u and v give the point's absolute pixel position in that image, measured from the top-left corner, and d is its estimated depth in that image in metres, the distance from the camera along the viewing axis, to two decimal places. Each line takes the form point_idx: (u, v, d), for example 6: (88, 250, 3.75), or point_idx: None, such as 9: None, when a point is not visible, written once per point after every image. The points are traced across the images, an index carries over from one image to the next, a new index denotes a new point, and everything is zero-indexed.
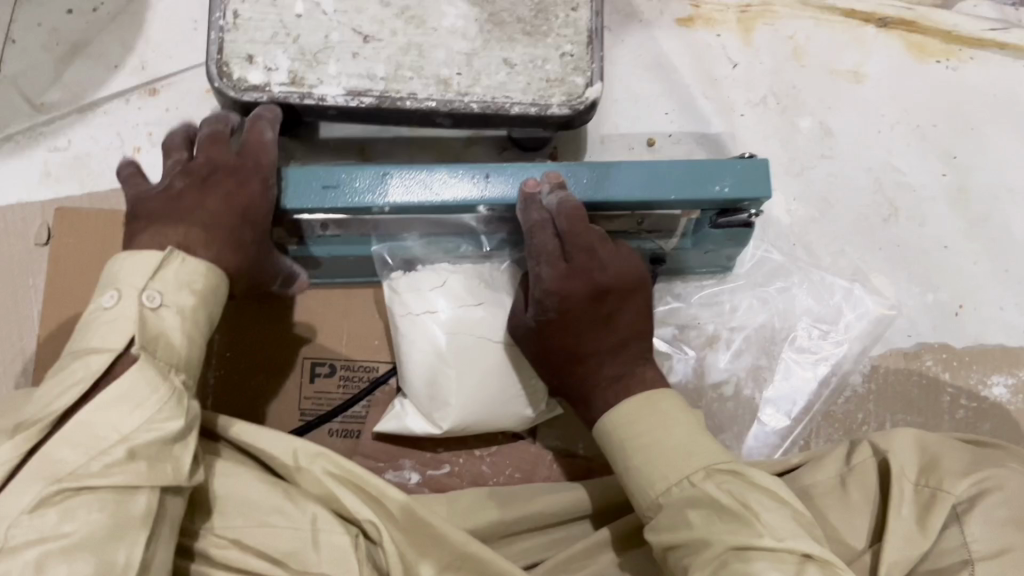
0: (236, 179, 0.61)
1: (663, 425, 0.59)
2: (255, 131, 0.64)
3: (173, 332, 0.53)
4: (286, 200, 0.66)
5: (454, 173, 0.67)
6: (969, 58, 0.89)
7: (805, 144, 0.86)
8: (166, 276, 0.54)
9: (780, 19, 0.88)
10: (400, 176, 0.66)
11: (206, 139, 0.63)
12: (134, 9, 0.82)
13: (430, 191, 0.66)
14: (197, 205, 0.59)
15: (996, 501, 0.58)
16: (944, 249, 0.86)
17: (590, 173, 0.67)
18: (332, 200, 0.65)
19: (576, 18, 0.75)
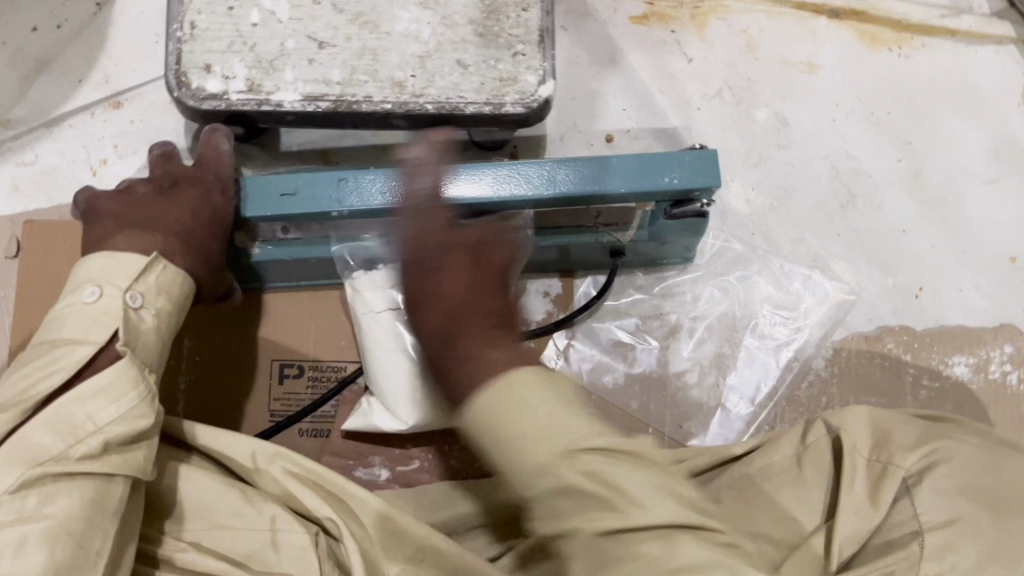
0: (199, 188, 0.61)
1: (529, 406, 0.46)
2: (208, 141, 0.64)
3: (150, 333, 0.54)
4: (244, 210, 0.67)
5: None
6: (920, 46, 0.91)
7: (762, 135, 0.88)
8: (148, 280, 0.55)
9: (732, 13, 0.90)
10: (357, 179, 0.66)
11: (159, 160, 0.64)
12: (96, 24, 0.84)
13: (384, 195, 0.67)
14: (167, 212, 0.60)
15: (943, 473, 0.56)
16: (902, 233, 0.87)
17: (540, 170, 0.69)
18: (288, 207, 0.66)
19: (527, 18, 0.77)
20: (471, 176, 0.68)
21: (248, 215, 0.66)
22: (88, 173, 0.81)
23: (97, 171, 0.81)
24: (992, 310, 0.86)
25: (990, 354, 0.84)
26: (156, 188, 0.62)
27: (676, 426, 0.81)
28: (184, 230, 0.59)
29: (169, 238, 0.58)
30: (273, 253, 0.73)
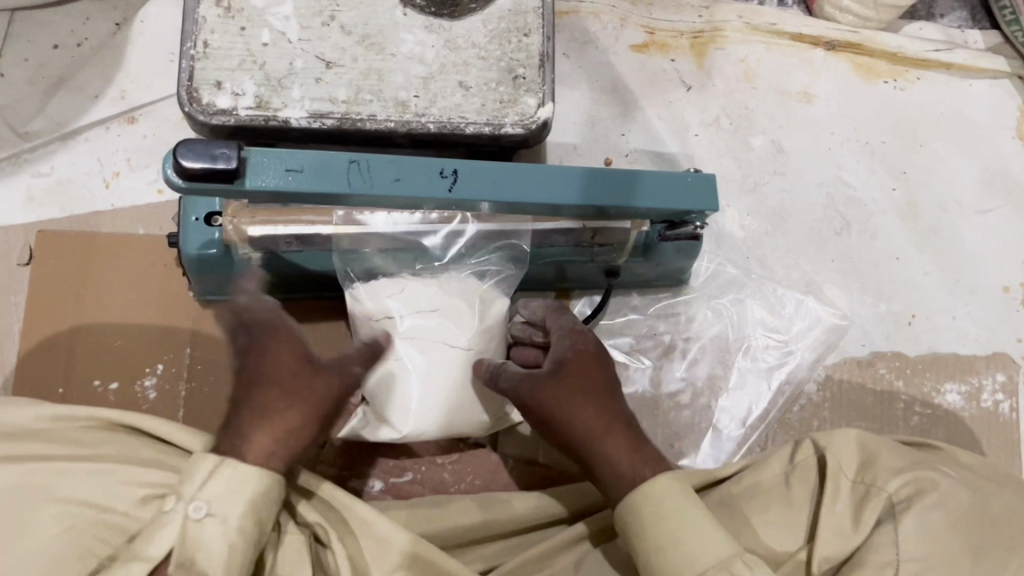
0: (325, 381, 0.59)
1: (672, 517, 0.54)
2: (222, 155, 0.60)
3: (217, 543, 0.50)
4: (246, 179, 0.62)
5: (423, 166, 0.66)
6: (916, 78, 0.93)
7: (758, 162, 0.90)
8: (216, 486, 0.51)
9: (730, 43, 0.92)
10: (370, 163, 0.65)
11: (282, 345, 0.59)
12: (114, 42, 0.87)
13: (396, 182, 0.65)
14: (288, 419, 0.56)
15: (930, 504, 0.59)
16: (895, 261, 0.88)
17: (551, 172, 0.69)
18: (297, 183, 0.63)
19: (528, 43, 0.79)
20: (487, 170, 0.68)
21: (252, 185, 0.62)
22: (101, 185, 0.84)
23: (111, 184, 0.84)
24: (985, 339, 0.87)
25: (982, 382, 0.85)
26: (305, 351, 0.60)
27: (668, 445, 0.82)
28: (298, 432, 0.56)
29: (303, 430, 0.57)
30: (275, 263, 0.76)
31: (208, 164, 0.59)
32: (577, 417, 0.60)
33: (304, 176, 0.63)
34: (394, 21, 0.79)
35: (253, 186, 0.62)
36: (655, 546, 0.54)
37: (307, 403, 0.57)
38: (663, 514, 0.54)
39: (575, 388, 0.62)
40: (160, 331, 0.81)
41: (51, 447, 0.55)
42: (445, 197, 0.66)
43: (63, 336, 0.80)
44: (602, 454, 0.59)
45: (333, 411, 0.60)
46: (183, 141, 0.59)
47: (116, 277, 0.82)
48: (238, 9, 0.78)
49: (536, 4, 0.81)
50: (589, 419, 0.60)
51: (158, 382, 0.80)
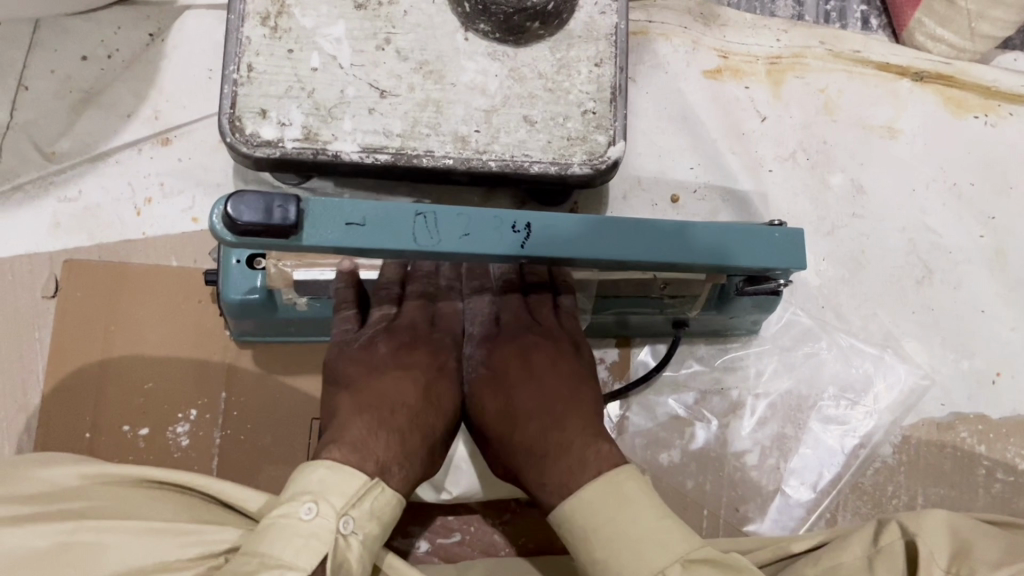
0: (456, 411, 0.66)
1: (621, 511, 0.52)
2: (279, 208, 0.55)
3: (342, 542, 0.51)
4: (303, 236, 0.57)
5: (494, 220, 0.61)
6: (1008, 114, 0.86)
7: (836, 202, 0.83)
8: (363, 506, 0.52)
9: (810, 71, 0.85)
10: (437, 216, 0.59)
11: (425, 354, 0.66)
12: (148, 55, 0.81)
13: (464, 237, 0.60)
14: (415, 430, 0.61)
15: None
16: (980, 314, 0.82)
17: (631, 229, 0.63)
18: (357, 239, 0.58)
19: (599, 74, 0.73)
20: (563, 224, 0.62)
21: (308, 239, 0.57)
22: (132, 211, 0.78)
23: (142, 210, 0.79)
24: None
25: None
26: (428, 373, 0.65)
27: (733, 509, 0.76)
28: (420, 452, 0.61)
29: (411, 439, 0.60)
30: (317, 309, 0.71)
31: (263, 219, 0.55)
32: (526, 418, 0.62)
33: (367, 230, 0.58)
34: (455, 46, 0.72)
35: (311, 242, 0.57)
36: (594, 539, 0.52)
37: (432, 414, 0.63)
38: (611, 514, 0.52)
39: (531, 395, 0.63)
40: (193, 373, 0.76)
41: (99, 508, 0.55)
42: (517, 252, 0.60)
43: (90, 376, 0.75)
44: (556, 446, 0.59)
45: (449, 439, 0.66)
46: (235, 191, 0.55)
47: (147, 313, 0.77)
48: (286, 29, 0.71)
49: (609, 30, 0.74)
50: (536, 402, 0.63)
51: (190, 429, 0.75)
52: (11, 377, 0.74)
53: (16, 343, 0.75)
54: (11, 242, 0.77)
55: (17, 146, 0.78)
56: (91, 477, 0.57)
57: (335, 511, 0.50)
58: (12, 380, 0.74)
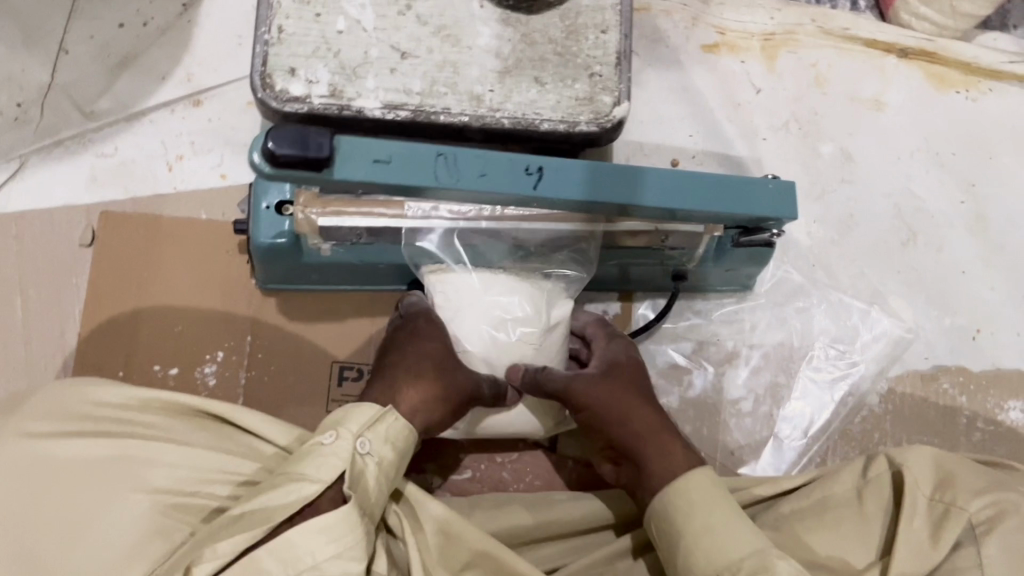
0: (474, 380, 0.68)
1: (713, 498, 0.60)
2: (314, 141, 0.62)
3: (361, 469, 0.55)
4: (335, 168, 0.64)
5: (509, 164, 0.66)
6: (988, 90, 0.91)
7: (826, 169, 0.89)
8: (378, 429, 0.57)
9: (802, 47, 0.91)
10: (456, 158, 0.65)
11: (433, 333, 0.69)
12: (181, 23, 0.86)
13: (481, 179, 0.66)
14: (423, 389, 0.65)
15: (1013, 525, 0.61)
16: (961, 274, 0.87)
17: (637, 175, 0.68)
18: (383, 175, 0.64)
19: (605, 40, 0.78)
20: (573, 168, 0.67)
21: (339, 174, 0.64)
22: (164, 167, 0.83)
23: (173, 167, 0.84)
24: None
25: None
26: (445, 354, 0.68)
27: (728, 452, 0.81)
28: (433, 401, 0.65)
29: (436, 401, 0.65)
30: (340, 254, 0.74)
31: (299, 150, 0.62)
32: (632, 411, 0.66)
33: (391, 168, 0.65)
34: (471, 13, 0.78)
35: (340, 176, 0.64)
36: (689, 526, 0.60)
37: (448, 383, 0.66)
38: (704, 500, 0.60)
39: (626, 388, 0.67)
40: (221, 318, 0.80)
41: (142, 429, 0.58)
42: (529, 194, 0.66)
43: (126, 319, 0.79)
44: (653, 446, 0.64)
45: (465, 403, 0.67)
46: (273, 127, 0.62)
47: (179, 261, 0.81)
48: None
49: (614, 0, 0.79)
50: (628, 401, 0.67)
51: (217, 369, 0.79)
52: (49, 320, 0.79)
53: (54, 287, 0.80)
54: (51, 194, 0.82)
55: (57, 106, 0.83)
56: (139, 399, 0.59)
57: (349, 434, 0.56)
58: (51, 322, 0.79)
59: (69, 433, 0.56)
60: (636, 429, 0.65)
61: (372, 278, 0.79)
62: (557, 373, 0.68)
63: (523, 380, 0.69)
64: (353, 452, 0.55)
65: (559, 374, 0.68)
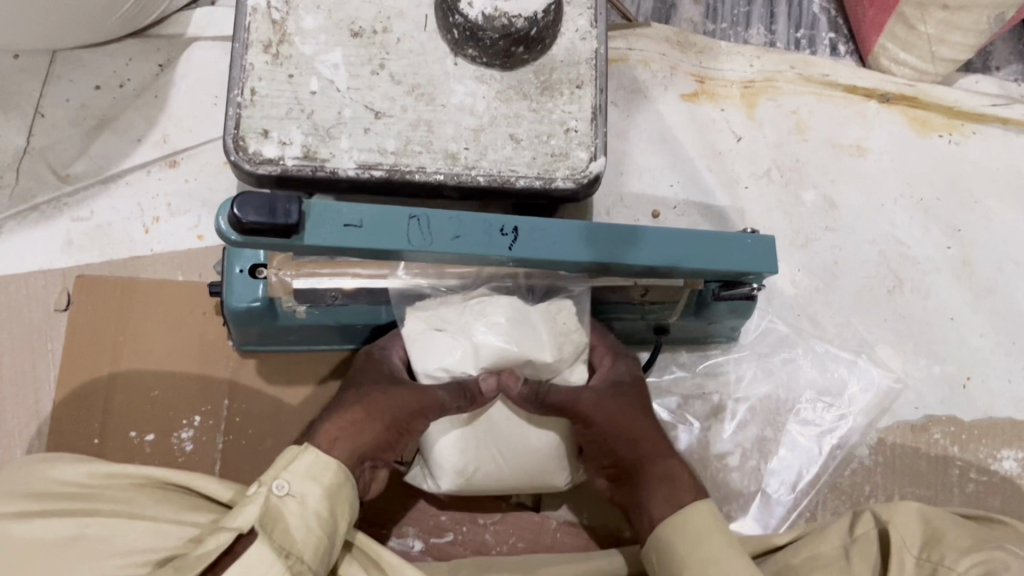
0: (417, 392, 0.65)
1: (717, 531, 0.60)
2: (282, 208, 0.58)
3: (286, 508, 0.56)
4: (304, 235, 0.60)
5: (485, 225, 0.64)
6: (971, 133, 0.91)
7: (809, 216, 0.88)
8: (296, 467, 0.58)
9: (783, 94, 0.90)
10: (430, 220, 0.63)
11: (374, 373, 0.68)
12: (157, 84, 0.86)
13: (457, 241, 0.63)
14: (348, 416, 0.64)
15: None
16: (950, 321, 0.86)
17: (622, 236, 0.66)
18: (354, 239, 0.61)
19: (581, 95, 0.78)
20: (552, 229, 0.65)
21: (309, 241, 0.60)
22: (141, 229, 0.83)
23: (150, 229, 0.83)
24: None
25: None
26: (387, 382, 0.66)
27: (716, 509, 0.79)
28: (355, 425, 0.64)
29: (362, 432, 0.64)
30: (316, 317, 0.73)
31: (266, 218, 0.58)
32: (639, 430, 0.67)
33: (363, 232, 0.62)
34: (445, 71, 0.77)
35: (310, 242, 0.61)
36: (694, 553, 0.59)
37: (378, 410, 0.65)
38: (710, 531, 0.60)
39: (632, 406, 0.68)
40: (197, 382, 0.79)
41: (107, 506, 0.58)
42: (503, 256, 0.64)
43: (101, 384, 0.78)
44: (654, 479, 0.65)
45: (411, 419, 0.65)
46: (240, 193, 0.58)
47: (155, 324, 0.80)
48: (286, 56, 0.76)
49: (589, 54, 0.79)
50: (629, 428, 0.67)
51: (194, 434, 0.78)
52: (24, 386, 0.78)
53: (30, 354, 0.79)
54: (26, 259, 0.81)
55: (34, 170, 0.83)
56: (104, 475, 0.60)
57: (266, 479, 0.56)
58: (25, 389, 0.78)
59: (33, 513, 0.55)
60: (641, 448, 0.66)
61: (350, 338, 0.77)
62: (562, 386, 0.67)
63: (520, 389, 0.65)
64: (269, 495, 0.56)
65: (566, 387, 0.67)
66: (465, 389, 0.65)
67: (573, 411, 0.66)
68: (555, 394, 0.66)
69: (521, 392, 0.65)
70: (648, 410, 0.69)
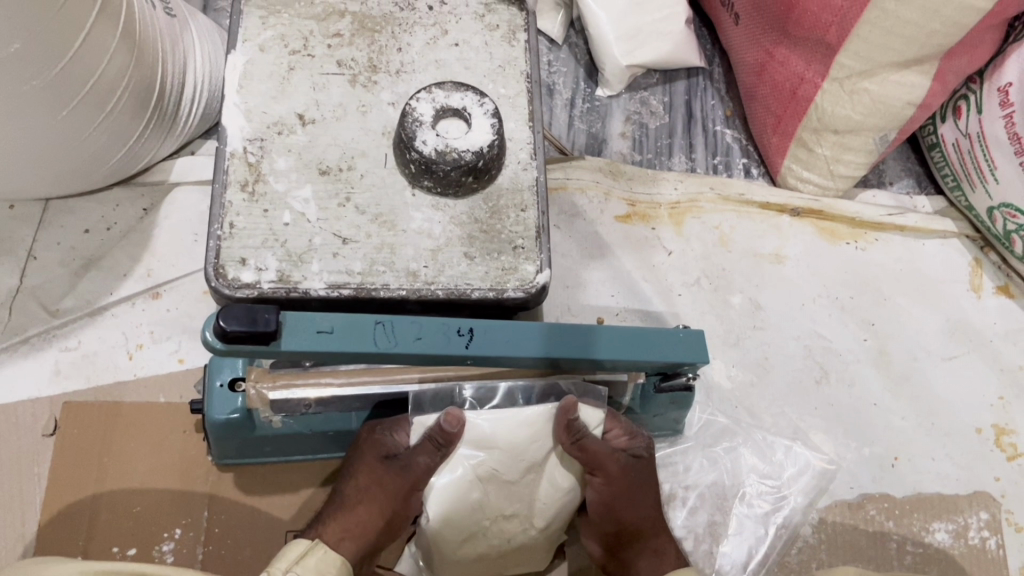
0: (405, 475, 0.71)
1: None
2: (262, 317, 0.64)
3: None
4: (281, 342, 0.66)
5: (444, 327, 0.70)
6: (874, 240, 1.03)
7: (738, 318, 0.97)
8: (308, 563, 0.64)
9: (705, 212, 1.01)
10: (395, 325, 0.69)
11: (367, 458, 0.72)
12: (142, 225, 0.95)
13: (419, 343, 0.69)
14: (352, 515, 0.72)
15: None
16: (873, 406, 0.95)
17: (569, 333, 0.72)
18: (326, 344, 0.67)
19: (525, 217, 0.87)
20: (502, 330, 0.71)
21: (286, 347, 0.66)
22: (125, 357, 0.89)
23: (134, 355, 0.90)
24: (965, 479, 0.92)
25: (968, 521, 0.89)
26: (382, 465, 0.72)
27: None
28: (359, 528, 0.71)
29: (370, 521, 0.71)
30: (291, 426, 0.79)
31: (248, 326, 0.64)
32: (643, 506, 0.78)
33: (334, 337, 0.68)
34: (405, 201, 0.87)
35: (287, 348, 0.67)
36: None
37: (380, 498, 0.72)
38: None
39: (644, 483, 0.77)
40: (179, 497, 0.84)
41: None
42: (462, 354, 0.69)
43: (85, 502, 0.82)
44: (640, 548, 0.78)
45: (409, 495, 0.72)
46: (222, 307, 0.64)
47: (137, 443, 0.85)
48: (261, 194, 0.85)
49: (531, 182, 0.89)
50: (632, 502, 0.77)
51: (175, 546, 0.81)
52: (10, 508, 0.82)
53: (17, 477, 0.83)
54: (15, 390, 0.87)
55: (26, 308, 0.90)
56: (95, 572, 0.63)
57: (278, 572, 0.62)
58: (11, 511, 0.82)
59: None
60: (640, 523, 0.78)
61: (323, 445, 0.83)
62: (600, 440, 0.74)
63: (575, 417, 0.72)
64: None
65: (603, 445, 0.74)
66: (434, 443, 0.71)
67: (602, 464, 0.74)
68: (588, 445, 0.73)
69: (573, 420, 0.72)
70: (653, 487, 0.79)
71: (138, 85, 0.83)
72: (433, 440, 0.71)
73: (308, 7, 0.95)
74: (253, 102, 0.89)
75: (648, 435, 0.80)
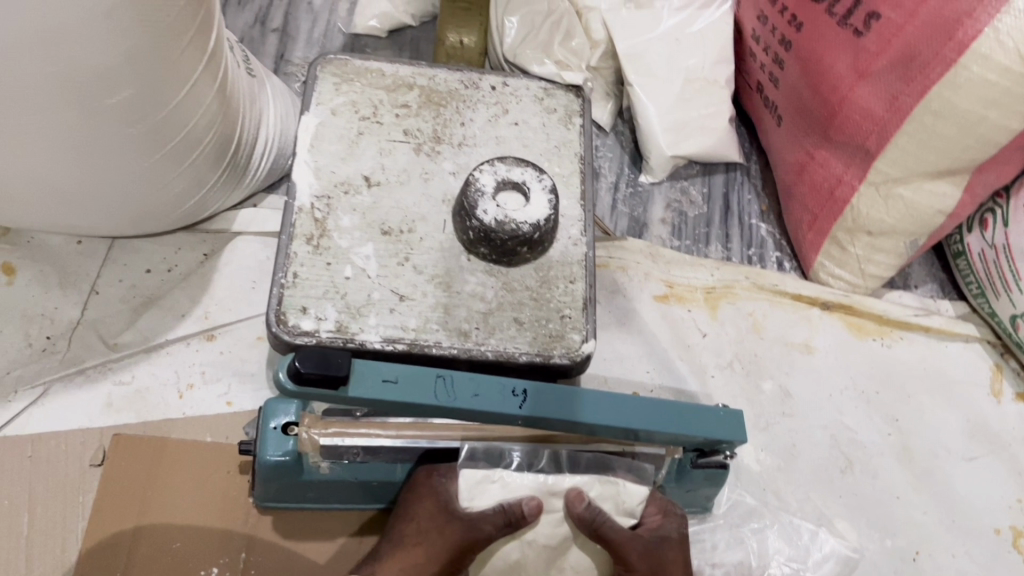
0: (464, 530, 0.73)
1: None
2: (335, 362, 0.68)
3: None
4: (348, 387, 0.69)
5: (501, 387, 0.73)
6: (899, 338, 1.07)
7: (768, 403, 1.00)
8: None
9: (740, 299, 1.06)
10: (455, 381, 0.72)
11: (427, 504, 0.75)
12: (202, 269, 0.99)
13: (476, 399, 0.72)
14: (409, 556, 0.75)
15: None
16: (896, 499, 0.97)
17: (615, 402, 0.75)
18: (390, 393, 0.70)
19: (573, 288, 0.91)
20: (555, 393, 0.73)
21: (352, 393, 0.69)
22: (176, 394, 0.92)
23: (184, 394, 0.92)
24: None
25: None
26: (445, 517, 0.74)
27: None
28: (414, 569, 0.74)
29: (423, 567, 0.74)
30: (338, 472, 0.81)
31: (321, 370, 0.67)
32: None
33: (397, 387, 0.71)
34: (460, 265, 0.91)
35: (352, 394, 0.69)
36: None
37: (434, 547, 0.73)
38: None
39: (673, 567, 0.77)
40: (219, 534, 0.85)
41: None
42: (517, 413, 0.72)
43: (127, 532, 0.83)
44: None
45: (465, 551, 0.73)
46: (299, 350, 0.68)
47: (182, 479, 0.87)
48: (326, 247, 0.89)
49: (580, 256, 0.93)
50: None
51: None
52: (54, 534, 0.83)
53: (63, 504, 0.85)
54: (68, 419, 0.89)
55: (85, 341, 0.93)
56: None
57: None
58: (54, 537, 0.83)
59: None
60: None
61: (364, 495, 0.85)
62: (618, 527, 0.75)
63: (583, 507, 0.74)
64: None
65: (621, 530, 0.75)
66: (506, 518, 0.73)
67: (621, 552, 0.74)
68: (605, 534, 0.74)
69: (583, 512, 0.74)
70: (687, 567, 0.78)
71: (221, 138, 0.88)
72: (508, 513, 0.73)
73: (379, 78, 1.01)
74: (322, 161, 0.94)
75: (681, 515, 0.80)
